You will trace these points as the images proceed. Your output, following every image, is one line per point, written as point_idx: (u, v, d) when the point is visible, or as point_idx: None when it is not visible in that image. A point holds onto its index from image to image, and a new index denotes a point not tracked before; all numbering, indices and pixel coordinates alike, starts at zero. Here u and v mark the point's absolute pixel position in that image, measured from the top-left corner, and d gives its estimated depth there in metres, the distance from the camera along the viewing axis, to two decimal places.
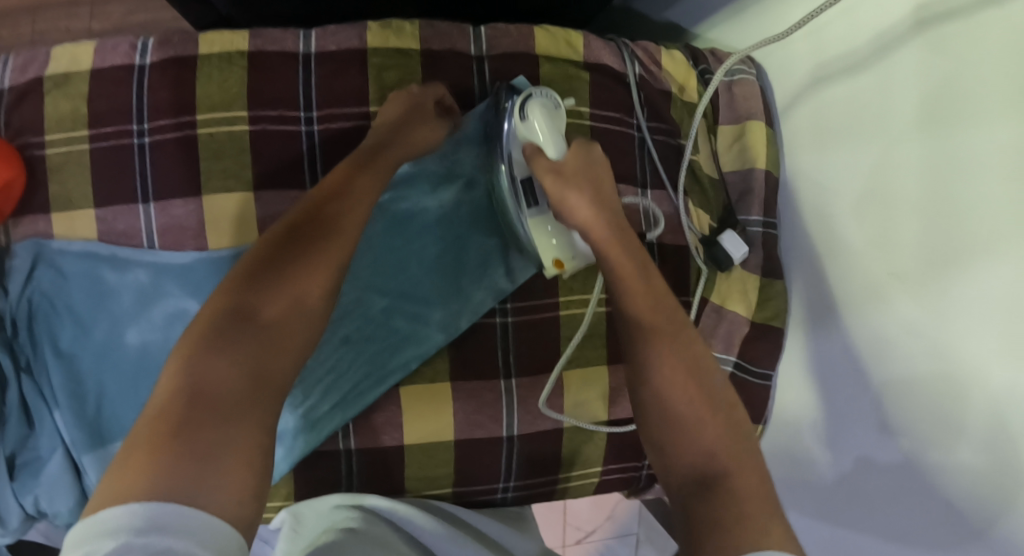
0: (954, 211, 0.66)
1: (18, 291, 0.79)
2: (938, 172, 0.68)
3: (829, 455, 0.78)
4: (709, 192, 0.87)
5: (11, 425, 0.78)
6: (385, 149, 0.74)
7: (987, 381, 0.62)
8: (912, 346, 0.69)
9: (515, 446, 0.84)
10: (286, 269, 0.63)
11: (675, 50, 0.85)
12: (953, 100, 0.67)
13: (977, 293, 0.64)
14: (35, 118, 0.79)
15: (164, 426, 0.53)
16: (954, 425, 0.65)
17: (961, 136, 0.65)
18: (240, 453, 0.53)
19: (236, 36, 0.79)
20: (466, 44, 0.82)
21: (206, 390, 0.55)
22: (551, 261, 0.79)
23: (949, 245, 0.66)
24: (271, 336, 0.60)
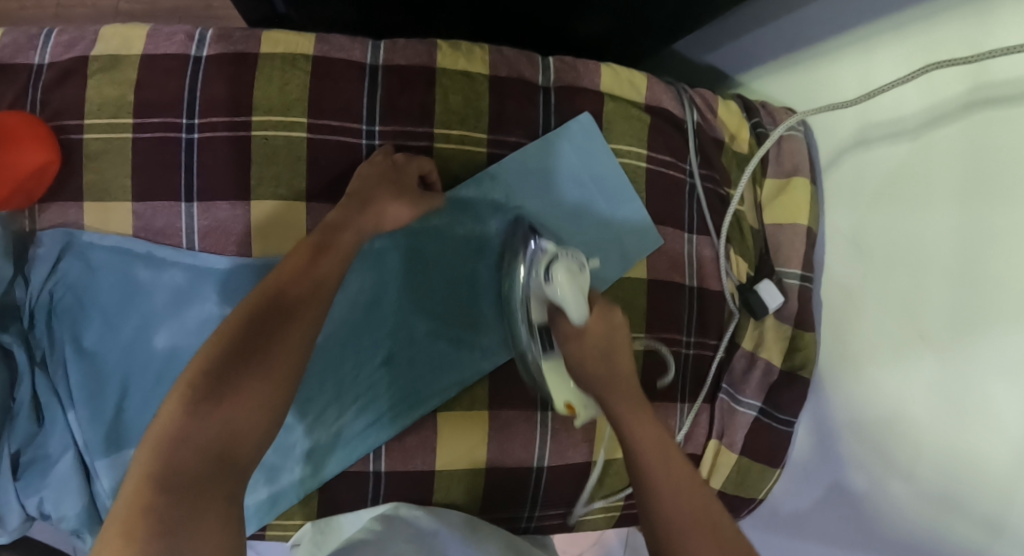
0: (989, 289, 0.69)
1: (41, 282, 0.75)
2: (977, 250, 0.71)
3: (842, 507, 0.82)
4: (749, 240, 0.89)
5: (19, 422, 0.75)
6: (344, 230, 0.70)
7: (1012, 452, 0.66)
8: (937, 409, 0.73)
9: (544, 476, 0.84)
10: (253, 359, 0.60)
11: (730, 101, 0.87)
12: (995, 182, 0.69)
13: (1004, 369, 0.67)
14: (74, 100, 0.74)
15: (134, 525, 0.52)
16: (972, 491, 0.69)
17: (1001, 219, 0.68)
18: (209, 539, 0.53)
19: (300, 39, 0.77)
20: (535, 73, 0.80)
21: (169, 492, 0.54)
22: (563, 402, 0.75)
23: (981, 320, 0.70)
24: (238, 419, 0.58)
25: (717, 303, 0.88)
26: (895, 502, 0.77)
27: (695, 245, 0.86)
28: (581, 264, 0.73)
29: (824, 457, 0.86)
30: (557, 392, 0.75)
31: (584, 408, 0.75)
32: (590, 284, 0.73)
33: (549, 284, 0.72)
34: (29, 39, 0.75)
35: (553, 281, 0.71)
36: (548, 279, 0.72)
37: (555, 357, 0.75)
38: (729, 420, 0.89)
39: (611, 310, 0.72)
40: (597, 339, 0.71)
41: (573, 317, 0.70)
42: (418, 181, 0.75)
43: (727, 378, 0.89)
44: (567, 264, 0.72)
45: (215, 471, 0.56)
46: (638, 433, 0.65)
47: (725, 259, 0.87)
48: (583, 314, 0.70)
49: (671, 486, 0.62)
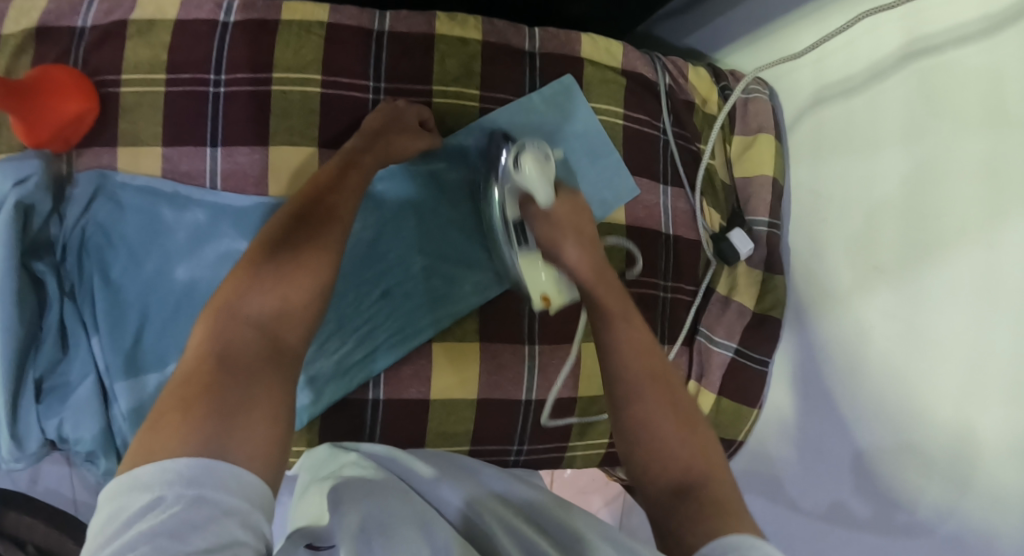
0: (932, 214, 0.78)
1: (74, 219, 0.82)
2: (921, 183, 0.79)
3: (822, 439, 0.87)
4: (720, 194, 0.97)
5: (45, 349, 0.81)
6: (365, 153, 0.79)
7: (965, 355, 0.73)
8: (894, 330, 0.80)
9: (532, 409, 0.90)
10: (298, 252, 0.68)
11: (700, 68, 0.97)
12: (934, 121, 0.79)
13: (954, 282, 0.75)
14: (113, 58, 0.83)
15: (193, 390, 0.57)
16: (930, 398, 0.75)
17: (943, 152, 0.77)
18: (264, 406, 0.58)
19: (316, 9, 0.86)
20: (521, 41, 0.91)
21: (231, 359, 0.60)
22: (540, 296, 0.84)
23: (929, 242, 0.78)
24: (290, 301, 0.65)
25: (692, 251, 0.95)
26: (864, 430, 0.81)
27: (669, 196, 0.95)
28: (546, 209, 0.82)
29: (800, 399, 0.91)
30: (533, 286, 0.84)
31: (558, 297, 0.85)
32: (567, 212, 0.82)
33: (518, 172, 0.81)
34: (73, 6, 0.84)
35: (522, 171, 0.81)
36: (518, 168, 0.81)
37: (531, 251, 0.83)
38: (706, 360, 0.95)
39: (574, 195, 0.84)
40: (564, 215, 0.82)
41: (542, 202, 0.81)
42: (418, 125, 0.85)
43: (704, 321, 0.96)
44: (534, 152, 0.81)
45: (268, 344, 0.62)
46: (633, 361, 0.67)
47: (698, 210, 0.95)
48: (550, 200, 0.81)
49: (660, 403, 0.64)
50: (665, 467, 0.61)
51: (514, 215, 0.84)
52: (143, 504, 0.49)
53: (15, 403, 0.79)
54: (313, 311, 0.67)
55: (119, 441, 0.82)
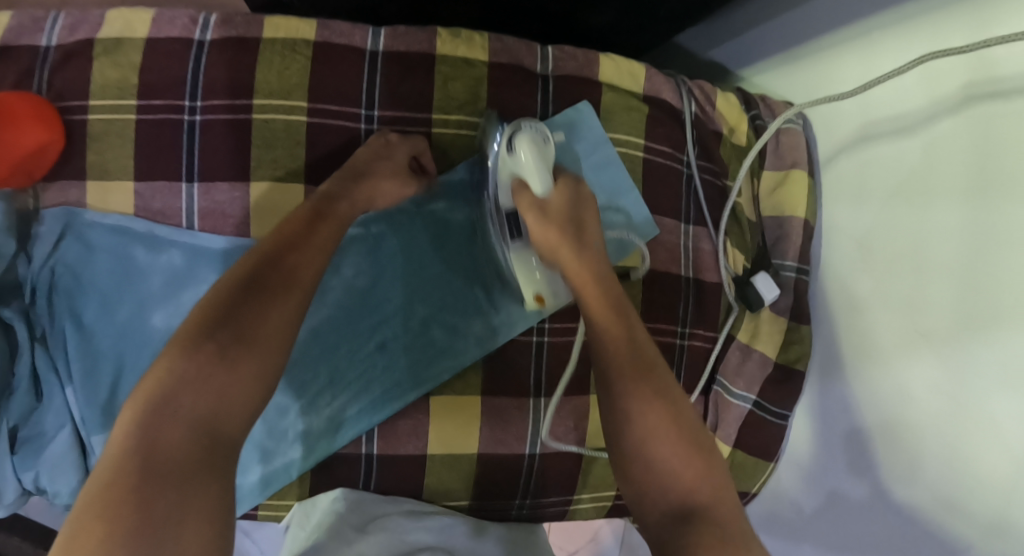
0: (991, 286, 0.69)
1: (42, 259, 0.75)
2: (979, 247, 0.70)
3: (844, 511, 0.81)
4: (747, 234, 0.89)
5: (17, 398, 0.75)
6: (340, 200, 0.72)
7: (1016, 453, 0.66)
8: (939, 409, 0.72)
9: (536, 464, 0.84)
10: (244, 328, 0.61)
11: (729, 93, 0.86)
12: (999, 178, 0.69)
13: (1006, 368, 0.67)
14: (78, 82, 0.75)
15: (113, 499, 0.51)
16: (976, 493, 0.69)
17: (1006, 215, 0.68)
18: (197, 523, 0.52)
19: (302, 25, 0.77)
20: (533, 61, 0.81)
21: (158, 462, 0.53)
22: (531, 294, 0.78)
23: (984, 318, 0.69)
24: (228, 389, 0.58)
25: (714, 295, 0.88)
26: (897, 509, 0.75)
27: (691, 237, 0.87)
28: (542, 200, 0.72)
29: (821, 462, 0.85)
30: (526, 286, 0.78)
31: (551, 297, 0.79)
32: (567, 200, 0.73)
33: (512, 155, 0.73)
34: (33, 22, 0.75)
35: (516, 156, 0.73)
36: (512, 151, 0.73)
37: (523, 246, 0.76)
38: (722, 412, 0.89)
39: (578, 184, 0.75)
40: (559, 207, 0.73)
41: (538, 191, 0.72)
42: (412, 162, 0.77)
43: (723, 371, 0.89)
44: (530, 136, 0.72)
45: (202, 444, 0.56)
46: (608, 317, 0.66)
47: (722, 251, 0.87)
48: (548, 189, 0.72)
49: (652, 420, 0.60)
50: (667, 489, 0.57)
51: (509, 203, 0.76)
52: None
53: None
54: (255, 398, 0.60)
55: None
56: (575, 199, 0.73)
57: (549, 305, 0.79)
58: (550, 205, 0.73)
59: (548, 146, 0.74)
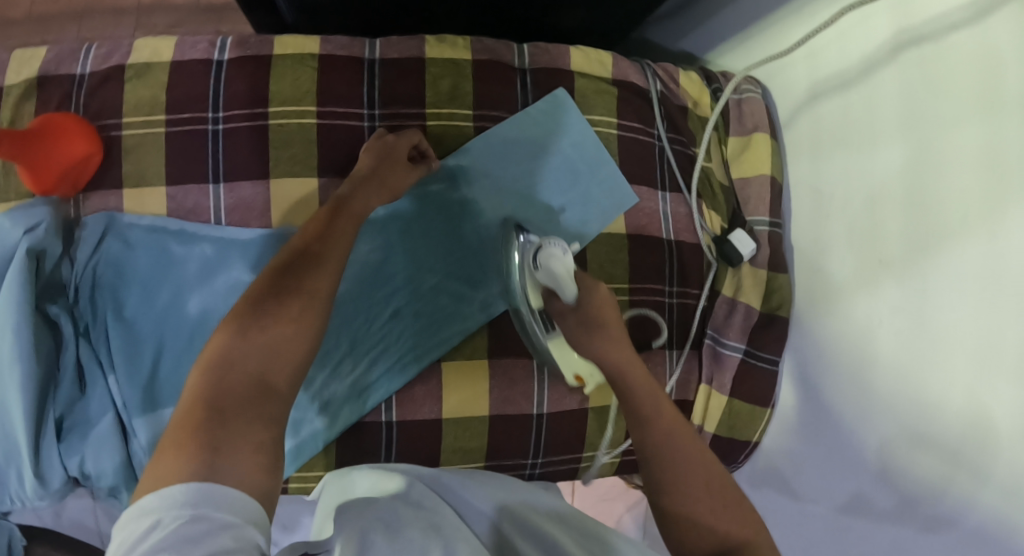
0: (935, 207, 0.78)
1: (86, 259, 0.84)
2: (921, 176, 0.80)
3: (835, 435, 0.87)
4: (720, 196, 0.97)
5: (64, 387, 0.83)
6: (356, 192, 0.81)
7: (970, 349, 0.73)
8: (905, 324, 0.80)
9: (545, 421, 0.91)
10: (292, 295, 0.69)
11: (691, 72, 0.97)
12: (931, 114, 0.79)
13: (958, 274, 0.75)
14: (114, 102, 0.85)
15: (190, 428, 0.58)
16: (943, 393, 0.75)
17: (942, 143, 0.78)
18: (256, 448, 0.58)
19: (307, 41, 0.88)
20: (511, 56, 0.92)
21: (223, 396, 0.61)
22: (573, 375, 0.88)
23: (933, 235, 0.78)
24: (274, 345, 0.66)
25: (696, 254, 0.96)
26: (877, 423, 0.81)
27: (669, 203, 0.95)
28: (572, 303, 0.80)
29: (809, 402, 0.92)
30: (566, 365, 0.87)
31: (589, 375, 0.89)
32: (586, 312, 0.79)
33: (539, 271, 0.82)
34: (71, 53, 0.86)
35: (540, 270, 0.82)
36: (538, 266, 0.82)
37: (558, 336, 0.85)
38: (715, 363, 0.95)
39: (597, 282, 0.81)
40: (586, 313, 0.79)
41: (567, 298, 0.80)
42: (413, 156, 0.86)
43: (711, 325, 0.96)
44: (552, 252, 0.81)
45: (257, 381, 0.63)
46: (637, 371, 0.73)
47: (697, 212, 0.95)
48: (569, 295, 0.79)
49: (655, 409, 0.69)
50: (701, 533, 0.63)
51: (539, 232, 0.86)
52: (145, 528, 0.51)
53: (37, 442, 0.80)
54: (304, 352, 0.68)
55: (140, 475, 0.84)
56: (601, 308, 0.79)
57: (588, 380, 0.89)
58: (581, 310, 0.79)
59: (569, 256, 0.81)
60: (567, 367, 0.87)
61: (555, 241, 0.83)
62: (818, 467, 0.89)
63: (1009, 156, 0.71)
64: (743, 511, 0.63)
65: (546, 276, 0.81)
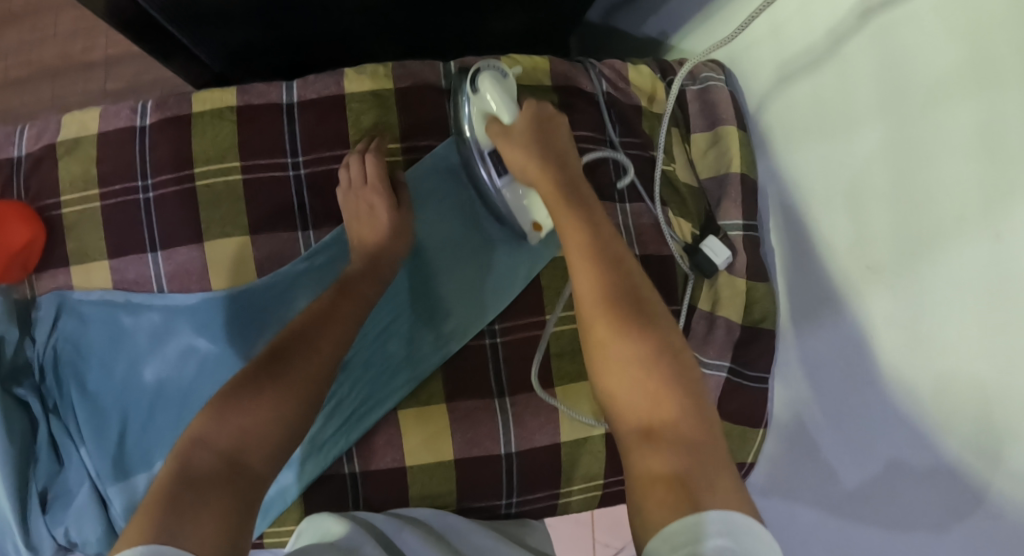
0: (926, 201, 0.66)
1: (44, 339, 0.86)
2: (905, 164, 0.68)
3: (827, 466, 0.75)
4: (688, 200, 0.88)
5: (41, 463, 0.84)
6: (364, 279, 0.78)
7: (971, 370, 0.61)
8: (895, 340, 0.68)
9: (515, 461, 0.86)
10: (280, 373, 0.69)
11: (642, 65, 0.88)
12: (911, 88, 0.67)
13: (955, 280, 0.63)
14: (50, 182, 0.86)
15: (151, 506, 0.57)
16: (943, 421, 0.63)
17: (926, 124, 0.66)
18: (209, 524, 0.56)
19: (224, 95, 0.85)
20: (438, 77, 0.86)
21: (189, 475, 0.60)
22: (530, 224, 0.84)
23: (924, 235, 0.66)
24: (252, 428, 0.65)
25: (666, 267, 0.87)
26: (873, 453, 0.70)
27: (630, 215, 0.87)
28: (507, 126, 0.78)
29: (800, 427, 0.81)
30: (525, 215, 0.83)
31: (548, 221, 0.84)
32: (534, 128, 0.77)
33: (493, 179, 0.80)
34: (6, 137, 0.87)
35: (480, 93, 0.80)
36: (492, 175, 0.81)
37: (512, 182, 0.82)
38: None
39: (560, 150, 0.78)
40: (524, 132, 0.77)
41: (505, 121, 0.78)
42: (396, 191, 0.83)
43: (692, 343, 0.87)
44: (490, 75, 0.80)
45: (229, 460, 0.62)
46: (602, 328, 0.64)
47: (663, 221, 0.86)
48: (513, 114, 0.78)
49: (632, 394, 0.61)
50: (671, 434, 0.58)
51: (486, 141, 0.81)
52: None
53: (24, 517, 0.82)
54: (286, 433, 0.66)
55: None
56: (556, 135, 0.78)
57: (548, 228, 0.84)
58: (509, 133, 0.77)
59: (507, 80, 0.81)
60: (522, 217, 0.83)
61: (501, 139, 0.81)
62: (810, 500, 0.77)
63: (1010, 133, 0.58)
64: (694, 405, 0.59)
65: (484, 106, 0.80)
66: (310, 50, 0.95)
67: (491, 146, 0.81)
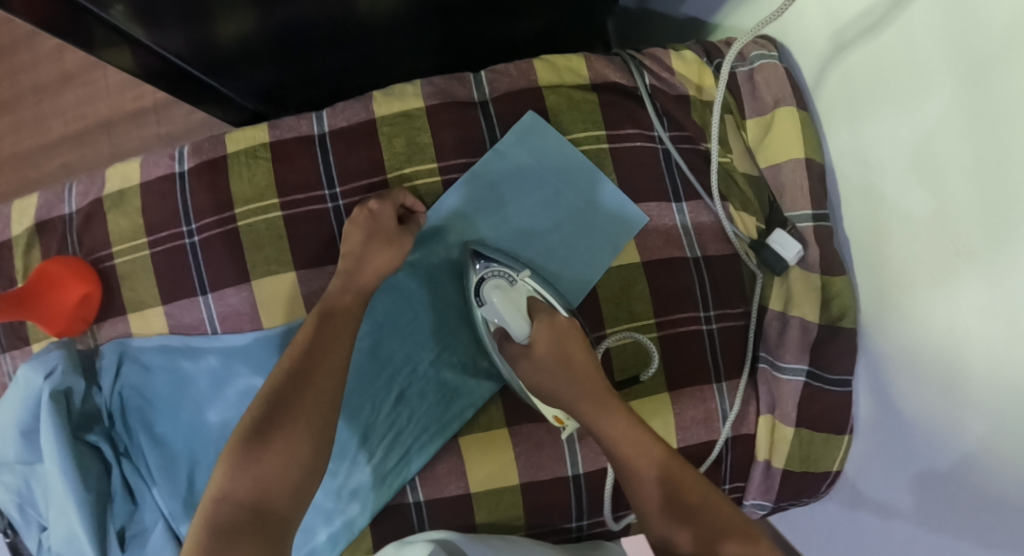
0: (1021, 173, 0.57)
1: (110, 386, 0.88)
2: (994, 131, 0.58)
3: (937, 475, 0.67)
4: (748, 192, 0.80)
5: (117, 505, 0.87)
6: (346, 293, 0.77)
7: None
8: (1001, 334, 0.60)
9: (583, 482, 0.84)
10: (288, 419, 0.68)
11: (683, 50, 0.81)
12: (996, 43, 0.57)
13: None
14: (101, 234, 0.87)
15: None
16: None
17: (1015, 84, 0.56)
18: None
19: (256, 131, 0.83)
20: (468, 91, 0.81)
21: (218, 524, 0.64)
22: (552, 414, 0.77)
23: (1023, 211, 0.57)
24: (275, 464, 0.67)
25: (731, 267, 0.81)
26: (995, 450, 0.61)
27: (687, 214, 0.81)
28: (529, 344, 0.76)
29: (896, 432, 0.72)
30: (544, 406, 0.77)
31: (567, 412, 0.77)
32: (557, 354, 0.74)
33: (484, 305, 0.77)
34: (56, 196, 0.89)
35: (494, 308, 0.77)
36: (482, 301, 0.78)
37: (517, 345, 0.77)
38: (776, 390, 0.80)
39: (552, 316, 0.76)
40: (547, 350, 0.74)
41: (518, 336, 0.77)
42: (397, 221, 0.79)
43: (765, 346, 0.81)
44: (496, 285, 0.77)
45: (256, 507, 0.65)
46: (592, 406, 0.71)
47: (724, 218, 0.79)
48: (526, 334, 0.76)
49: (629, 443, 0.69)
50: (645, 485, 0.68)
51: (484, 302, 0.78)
52: None
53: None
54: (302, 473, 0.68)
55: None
56: (568, 345, 0.75)
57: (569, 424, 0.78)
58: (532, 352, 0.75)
59: (518, 285, 0.78)
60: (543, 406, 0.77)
61: (500, 268, 0.78)
62: (923, 503, 0.69)
63: None
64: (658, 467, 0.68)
65: (493, 313, 0.77)
66: (341, 80, 0.92)
67: (493, 265, 0.78)
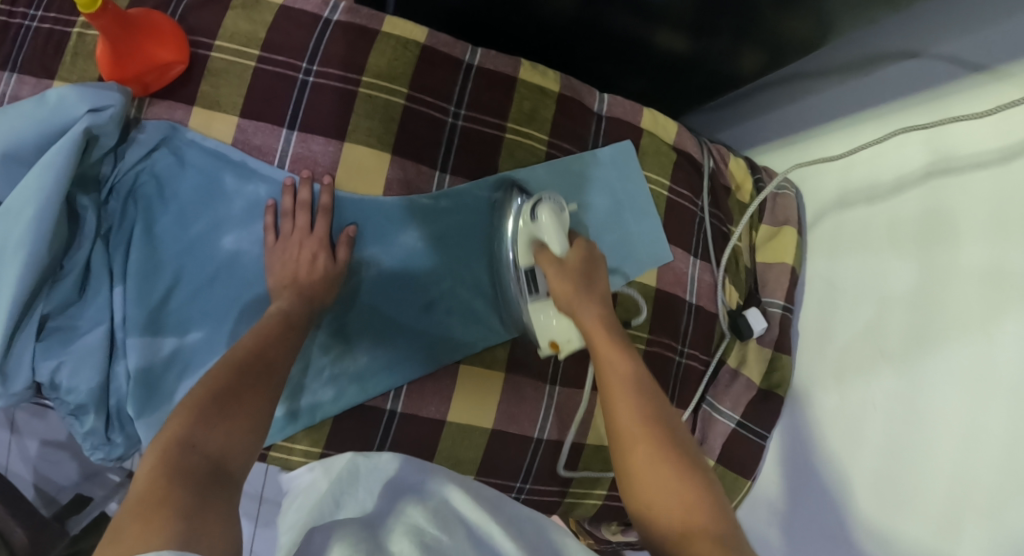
0: (938, 315, 0.80)
1: (132, 162, 0.82)
2: (927, 282, 0.82)
3: (818, 514, 0.89)
4: (741, 274, 1.05)
5: (62, 286, 0.78)
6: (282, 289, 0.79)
7: (958, 466, 0.76)
8: (896, 423, 0.82)
9: (542, 449, 0.91)
10: (232, 403, 0.63)
11: (739, 157, 1.06)
12: (946, 224, 0.81)
13: (954, 381, 0.77)
14: (212, 25, 0.86)
15: (156, 507, 0.51)
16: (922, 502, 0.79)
17: (953, 256, 0.79)
18: (217, 530, 0.52)
19: (414, 28, 0.90)
20: (593, 101, 0.98)
21: (178, 475, 0.55)
22: (547, 341, 0.84)
23: (930, 341, 0.80)
24: (234, 436, 0.60)
25: (709, 322, 1.01)
26: (871, 511, 0.83)
27: (696, 268, 1.01)
28: (562, 257, 0.80)
29: (796, 478, 0.94)
30: (543, 332, 0.84)
31: (567, 342, 0.84)
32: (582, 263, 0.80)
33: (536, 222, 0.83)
34: None
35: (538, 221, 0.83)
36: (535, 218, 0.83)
37: (541, 298, 0.84)
38: (709, 428, 1.00)
39: (589, 244, 0.82)
40: (576, 264, 0.80)
41: (556, 249, 0.80)
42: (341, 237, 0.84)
43: (712, 391, 1.02)
44: (551, 205, 0.83)
45: (217, 471, 0.57)
46: (620, 399, 0.68)
47: (721, 285, 1.01)
48: (566, 249, 0.80)
49: (657, 464, 0.63)
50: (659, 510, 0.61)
51: (527, 262, 0.84)
52: None
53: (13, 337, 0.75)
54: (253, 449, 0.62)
55: (111, 402, 0.81)
56: (584, 259, 0.81)
57: (565, 347, 0.84)
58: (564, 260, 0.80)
59: (564, 213, 0.84)
60: (545, 334, 0.84)
61: (553, 197, 0.85)
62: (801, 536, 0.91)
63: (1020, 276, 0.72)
64: (681, 482, 0.62)
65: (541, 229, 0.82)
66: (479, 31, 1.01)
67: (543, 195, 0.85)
